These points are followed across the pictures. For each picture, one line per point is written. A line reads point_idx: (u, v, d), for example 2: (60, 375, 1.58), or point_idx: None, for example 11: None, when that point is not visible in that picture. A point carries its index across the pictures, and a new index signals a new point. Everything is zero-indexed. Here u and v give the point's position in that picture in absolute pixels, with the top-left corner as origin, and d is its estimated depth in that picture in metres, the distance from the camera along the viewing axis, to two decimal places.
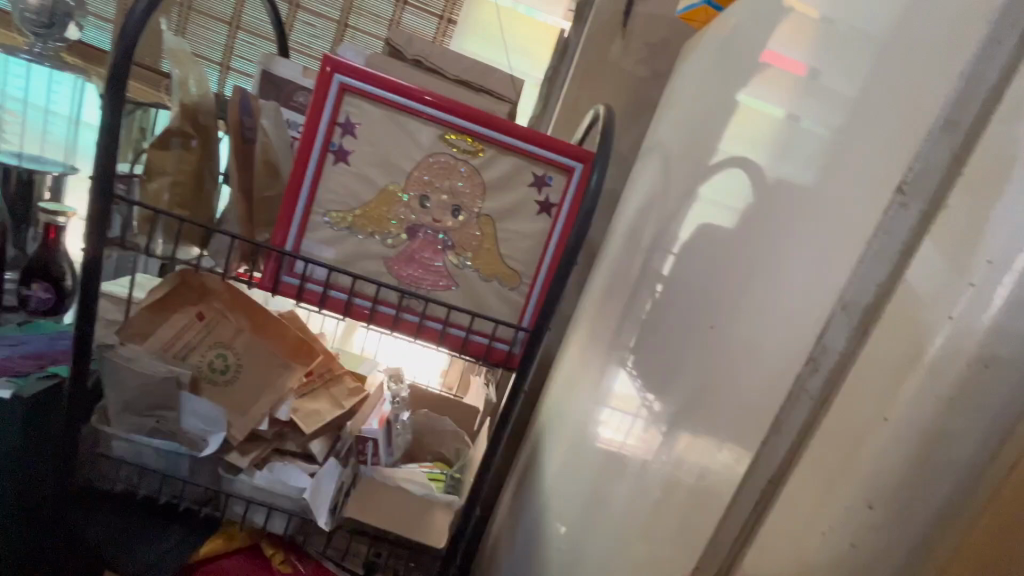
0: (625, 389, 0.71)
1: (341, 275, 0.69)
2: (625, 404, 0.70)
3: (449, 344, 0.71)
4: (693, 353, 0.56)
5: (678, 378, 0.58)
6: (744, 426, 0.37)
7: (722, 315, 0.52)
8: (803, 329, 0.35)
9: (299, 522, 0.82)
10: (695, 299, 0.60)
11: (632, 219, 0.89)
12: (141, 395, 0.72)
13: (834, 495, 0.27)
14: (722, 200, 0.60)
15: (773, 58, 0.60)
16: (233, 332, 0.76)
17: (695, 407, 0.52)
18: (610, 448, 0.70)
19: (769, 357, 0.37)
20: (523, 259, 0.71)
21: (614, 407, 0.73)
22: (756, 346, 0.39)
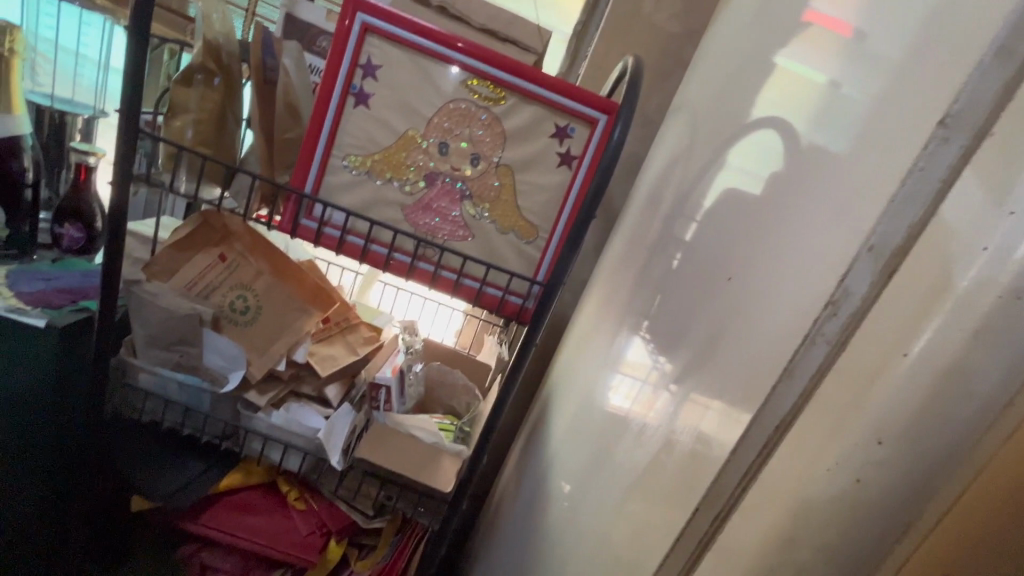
0: (640, 357, 0.69)
1: (359, 221, 0.69)
2: (636, 370, 0.69)
3: (463, 295, 0.71)
4: (709, 307, 0.56)
5: (690, 337, 0.57)
6: (756, 372, 0.37)
7: (743, 266, 0.51)
8: (825, 273, 0.34)
9: (313, 462, 0.85)
10: (715, 253, 0.59)
11: (655, 182, 0.87)
12: (166, 330, 0.75)
13: (846, 430, 0.27)
14: (753, 162, 0.58)
15: (815, 17, 0.56)
16: (253, 274, 0.78)
17: (707, 361, 0.51)
18: (617, 414, 0.70)
19: (788, 302, 0.36)
20: (541, 212, 0.70)
21: (624, 373, 0.73)
22: (776, 292, 0.38)
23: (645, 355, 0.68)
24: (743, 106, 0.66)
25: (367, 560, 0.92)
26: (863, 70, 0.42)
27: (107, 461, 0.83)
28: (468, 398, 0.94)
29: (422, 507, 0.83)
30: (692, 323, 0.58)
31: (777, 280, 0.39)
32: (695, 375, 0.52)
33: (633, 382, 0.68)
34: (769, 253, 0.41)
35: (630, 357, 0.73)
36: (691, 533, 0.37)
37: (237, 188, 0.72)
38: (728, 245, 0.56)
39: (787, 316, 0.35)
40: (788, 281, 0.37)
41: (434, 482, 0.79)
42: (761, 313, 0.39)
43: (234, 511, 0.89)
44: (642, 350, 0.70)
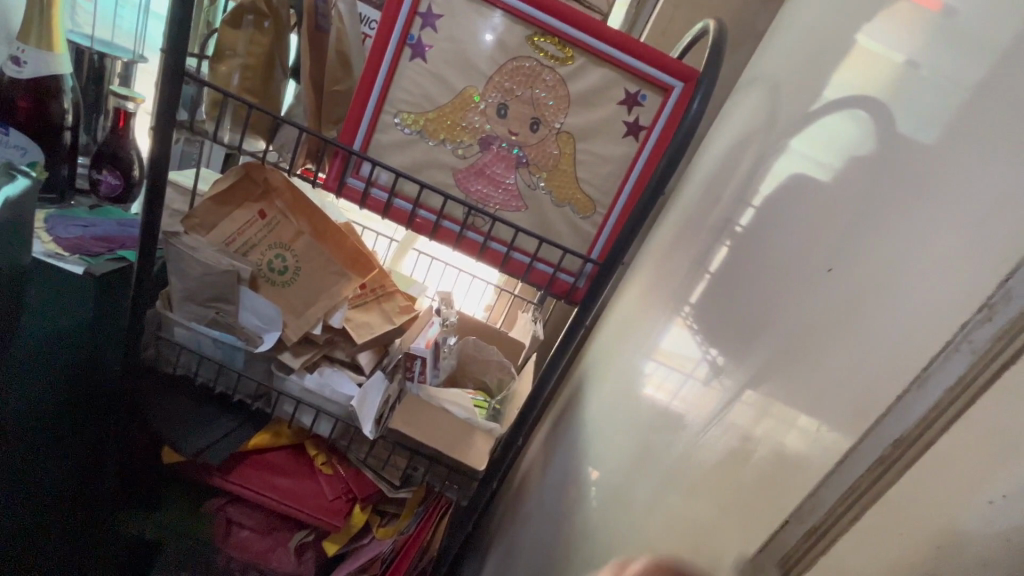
0: (684, 345, 0.66)
1: (407, 183, 0.66)
2: (680, 362, 0.66)
3: (511, 270, 0.67)
4: (795, 303, 0.45)
5: (760, 335, 0.50)
6: (876, 380, 0.33)
7: (847, 255, 0.41)
8: (975, 273, 0.30)
9: (344, 429, 0.83)
10: (806, 242, 0.48)
11: (719, 161, 0.81)
12: (204, 285, 0.73)
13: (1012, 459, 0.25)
14: (818, 146, 0.53)
15: None
16: (294, 233, 0.75)
17: (790, 372, 0.42)
18: (655, 405, 0.67)
19: (926, 302, 0.32)
20: (601, 185, 0.65)
21: (664, 362, 0.70)
22: (905, 291, 0.34)
23: (692, 345, 0.64)
24: (826, 81, 0.60)
25: (390, 528, 0.91)
26: (962, 48, 0.38)
27: (139, 412, 0.82)
28: (501, 375, 0.91)
29: (450, 481, 0.81)
30: (768, 317, 0.50)
31: (909, 275, 0.34)
32: (753, 368, 0.48)
33: (671, 374, 0.66)
34: (896, 243, 0.36)
35: (672, 347, 0.69)
36: (779, 544, 0.34)
37: (281, 142, 0.69)
38: (826, 232, 0.45)
39: (925, 320, 0.31)
40: (923, 279, 0.33)
41: (466, 459, 0.77)
42: (884, 312, 0.35)
43: (260, 471, 0.89)
44: (686, 336, 0.67)
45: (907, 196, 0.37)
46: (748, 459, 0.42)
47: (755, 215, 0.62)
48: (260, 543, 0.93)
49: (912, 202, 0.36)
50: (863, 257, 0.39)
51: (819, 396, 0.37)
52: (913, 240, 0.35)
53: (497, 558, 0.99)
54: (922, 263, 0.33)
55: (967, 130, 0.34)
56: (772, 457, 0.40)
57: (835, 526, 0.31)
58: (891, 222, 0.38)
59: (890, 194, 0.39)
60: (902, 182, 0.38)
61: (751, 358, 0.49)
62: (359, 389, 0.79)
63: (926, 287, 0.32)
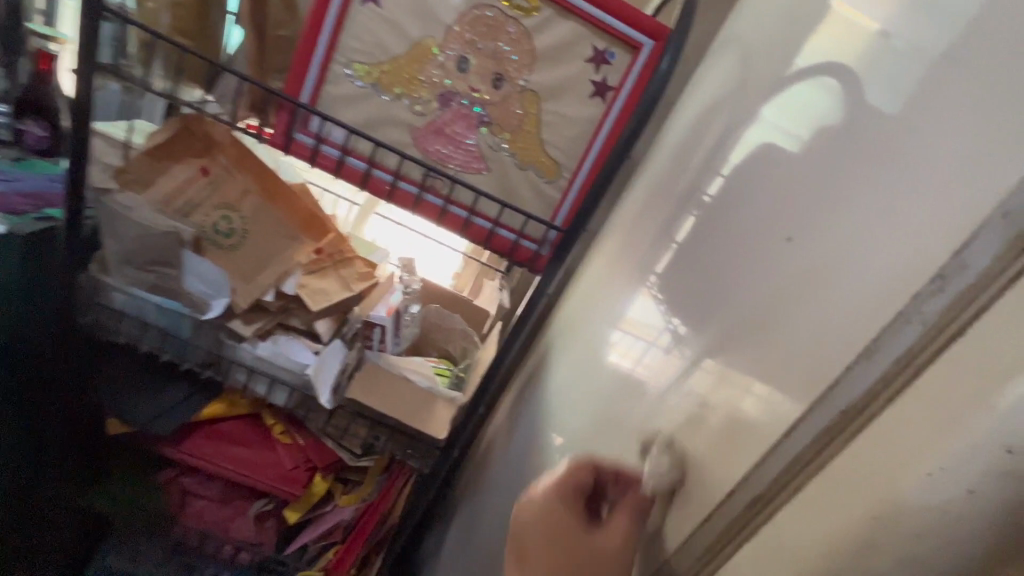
0: (646, 314, 0.66)
1: (362, 141, 0.61)
2: (641, 331, 0.66)
3: (473, 235, 0.65)
4: (756, 275, 0.44)
5: (722, 307, 0.49)
6: (826, 352, 0.33)
7: (807, 225, 0.39)
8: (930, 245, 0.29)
9: (300, 398, 0.81)
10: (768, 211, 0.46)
11: (689, 126, 0.78)
12: (142, 247, 0.68)
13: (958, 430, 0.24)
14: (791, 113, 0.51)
15: None
16: (240, 193, 0.70)
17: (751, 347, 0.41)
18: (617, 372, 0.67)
19: (882, 272, 0.31)
20: (566, 148, 0.63)
21: (627, 330, 0.70)
22: (862, 262, 0.33)
23: (653, 314, 0.64)
24: (798, 43, 0.57)
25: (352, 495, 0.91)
26: None
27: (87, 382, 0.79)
28: (465, 344, 0.90)
29: (412, 450, 0.80)
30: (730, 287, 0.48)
31: (867, 246, 0.33)
32: (712, 339, 0.47)
33: (636, 343, 0.66)
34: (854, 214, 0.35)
35: (636, 315, 0.69)
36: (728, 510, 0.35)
37: (222, 92, 0.63)
38: (786, 202, 0.44)
39: (879, 292, 0.31)
40: (880, 250, 0.32)
41: (427, 428, 0.76)
42: (842, 284, 0.34)
43: (216, 440, 0.87)
44: (648, 305, 0.67)
45: (869, 167, 0.36)
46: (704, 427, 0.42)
47: (722, 184, 0.60)
48: (219, 511, 0.91)
49: (875, 170, 0.35)
50: (823, 227, 0.38)
51: (775, 366, 0.37)
52: (873, 210, 0.34)
53: (461, 522, 1.00)
54: (883, 234, 0.32)
55: (933, 100, 0.32)
56: (730, 420, 0.40)
57: (782, 490, 0.32)
58: (849, 194, 0.36)
59: (852, 164, 0.37)
60: (863, 151, 0.36)
61: (714, 328, 0.48)
62: (316, 363, 0.76)
63: (884, 259, 0.31)
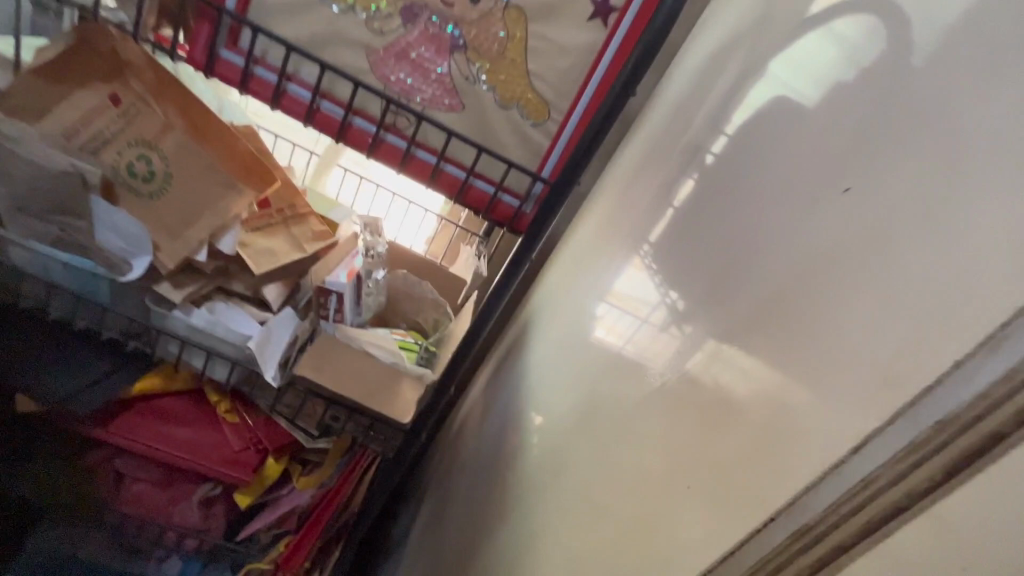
0: (635, 286, 0.58)
1: (306, 63, 0.50)
2: (629, 304, 0.57)
3: (443, 187, 0.54)
4: (786, 242, 0.32)
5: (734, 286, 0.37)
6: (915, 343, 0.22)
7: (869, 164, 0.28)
8: None
9: (245, 374, 0.71)
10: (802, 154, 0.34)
11: (698, 67, 0.67)
12: (37, 191, 0.56)
13: None
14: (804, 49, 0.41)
15: None
16: (161, 129, 0.58)
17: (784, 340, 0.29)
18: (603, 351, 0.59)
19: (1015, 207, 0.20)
20: (558, 84, 0.52)
21: (613, 304, 0.62)
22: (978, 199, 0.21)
23: (645, 285, 0.56)
24: None
25: (311, 477, 0.82)
26: None
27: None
28: (437, 315, 0.80)
29: (374, 433, 0.71)
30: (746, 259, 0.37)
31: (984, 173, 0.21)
32: (724, 328, 0.36)
33: (623, 317, 0.57)
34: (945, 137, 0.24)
35: (623, 286, 0.61)
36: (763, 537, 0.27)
37: None
38: (830, 140, 0.32)
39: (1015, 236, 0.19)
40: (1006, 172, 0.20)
41: (390, 410, 0.67)
42: (931, 248, 0.22)
43: (151, 419, 0.76)
44: (637, 275, 0.59)
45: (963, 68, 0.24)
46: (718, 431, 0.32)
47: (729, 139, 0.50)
48: (159, 496, 0.82)
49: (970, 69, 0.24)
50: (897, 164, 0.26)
51: (828, 366, 0.25)
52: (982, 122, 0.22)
53: (431, 506, 0.93)
54: (998, 167, 0.21)
55: None
56: (755, 430, 0.29)
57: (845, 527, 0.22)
58: (936, 118, 0.24)
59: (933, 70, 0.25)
60: (960, 53, 0.24)
61: (727, 314, 0.36)
62: (263, 330, 0.65)
63: (1000, 202, 0.20)
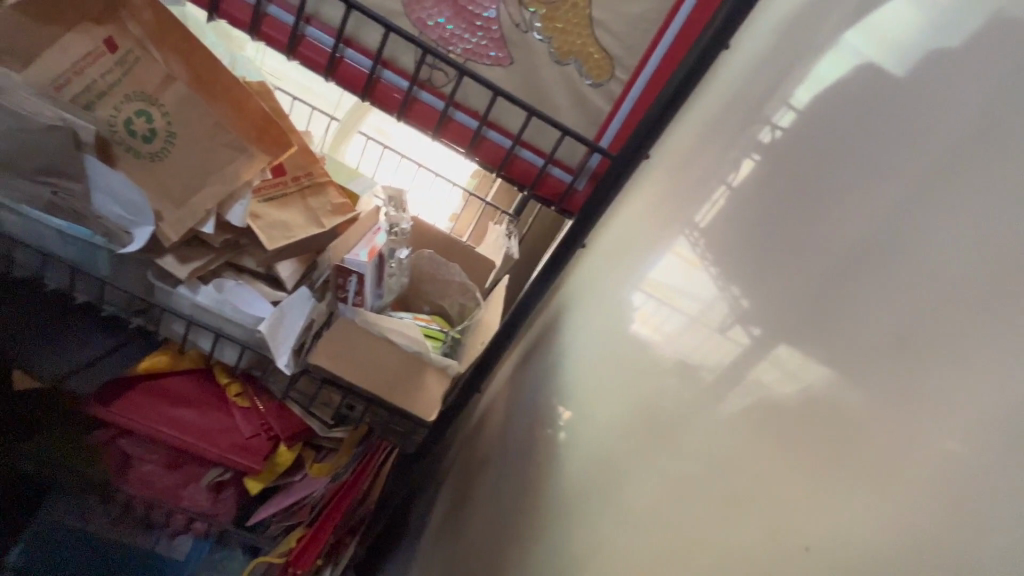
0: (673, 274, 0.52)
1: (327, 2, 0.42)
2: (665, 293, 0.51)
3: (484, 157, 0.47)
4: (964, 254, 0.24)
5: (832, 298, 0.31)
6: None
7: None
8: None
9: (255, 358, 0.65)
10: (951, 129, 0.28)
11: (770, 19, 0.57)
12: (24, 149, 0.49)
13: None
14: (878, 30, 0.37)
15: None
16: (162, 81, 0.50)
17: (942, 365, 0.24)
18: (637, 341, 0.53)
19: None
20: (626, 36, 0.43)
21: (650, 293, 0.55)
22: None
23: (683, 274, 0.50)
24: None
25: (324, 465, 0.76)
26: None
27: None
28: (464, 301, 0.73)
29: (394, 428, 0.65)
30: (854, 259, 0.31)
31: None
32: (824, 344, 0.30)
33: (660, 307, 0.51)
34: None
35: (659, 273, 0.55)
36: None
37: None
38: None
39: None
40: None
41: (412, 405, 0.61)
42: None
43: (157, 399, 0.71)
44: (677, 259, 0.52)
45: None
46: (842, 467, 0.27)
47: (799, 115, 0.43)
48: (168, 478, 0.78)
49: None
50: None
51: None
52: None
53: (449, 499, 0.88)
54: None
55: None
56: (906, 501, 0.23)
57: None
58: None
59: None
60: None
61: (817, 328, 0.31)
62: (273, 315, 0.59)
63: None
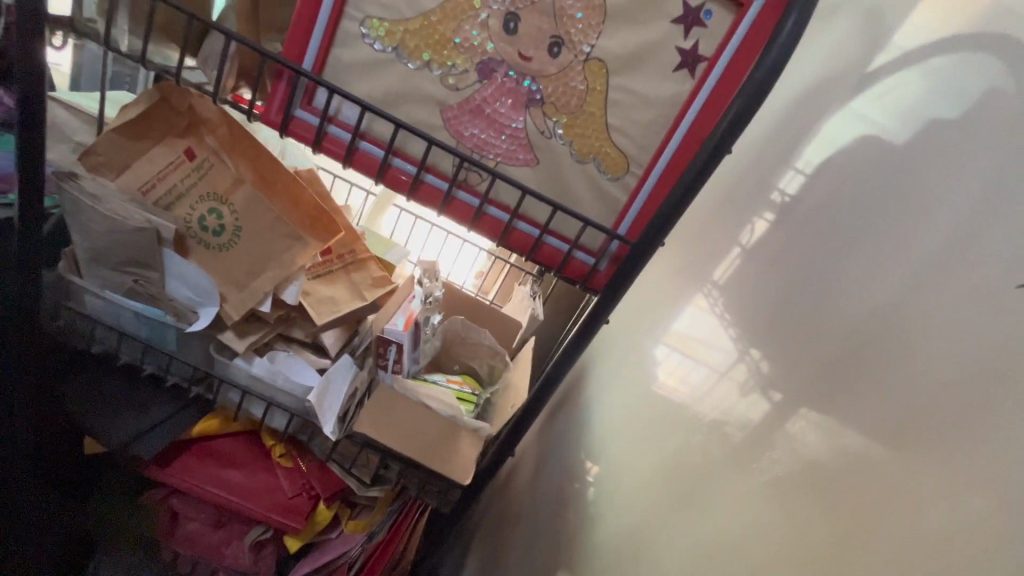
0: (697, 327, 0.57)
1: (379, 122, 0.49)
2: (690, 347, 0.57)
3: (514, 244, 0.52)
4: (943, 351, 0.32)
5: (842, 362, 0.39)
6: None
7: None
8: None
9: (302, 422, 0.70)
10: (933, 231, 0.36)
11: (770, 105, 0.62)
12: (113, 246, 0.57)
13: None
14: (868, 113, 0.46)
15: None
16: (232, 182, 0.58)
17: (952, 431, 0.30)
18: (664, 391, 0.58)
19: None
20: (639, 138, 0.49)
21: (674, 346, 0.60)
22: None
23: (705, 329, 0.55)
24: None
25: (360, 522, 0.79)
26: None
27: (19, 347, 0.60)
28: (492, 362, 0.78)
29: (430, 488, 0.68)
30: (864, 342, 0.38)
31: None
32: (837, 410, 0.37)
33: (685, 358, 0.57)
34: None
35: (682, 327, 0.60)
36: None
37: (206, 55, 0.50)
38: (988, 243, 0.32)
39: None
40: None
41: (448, 469, 0.64)
42: None
43: (209, 461, 0.76)
44: (698, 315, 0.58)
45: None
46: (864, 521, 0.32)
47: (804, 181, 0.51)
48: (212, 536, 0.81)
49: None
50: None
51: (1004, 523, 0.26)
52: None
53: (480, 553, 0.90)
54: None
55: None
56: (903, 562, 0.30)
57: None
58: None
59: None
60: None
61: (836, 395, 0.38)
62: (322, 400, 0.63)
63: None
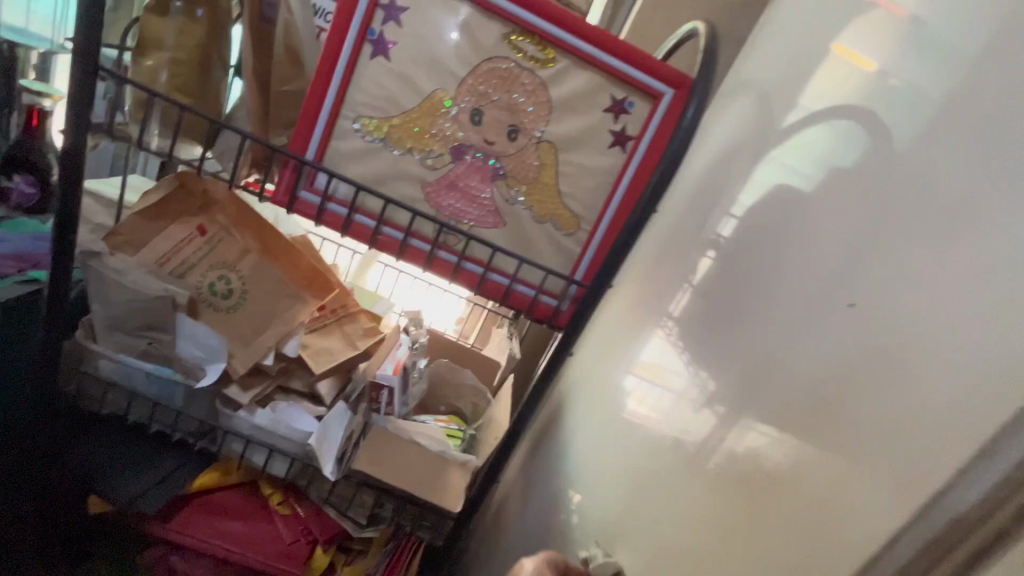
0: (660, 357, 0.63)
1: (370, 198, 0.58)
2: (656, 375, 0.62)
3: (488, 293, 0.61)
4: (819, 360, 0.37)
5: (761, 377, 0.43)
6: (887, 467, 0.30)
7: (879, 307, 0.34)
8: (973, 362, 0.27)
9: (300, 467, 0.75)
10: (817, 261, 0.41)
11: (700, 166, 0.73)
12: (131, 313, 0.63)
13: None
14: (792, 172, 0.50)
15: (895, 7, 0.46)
16: (239, 252, 0.66)
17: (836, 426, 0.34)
18: (632, 419, 0.64)
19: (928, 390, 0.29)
20: (586, 201, 0.60)
21: (642, 376, 0.66)
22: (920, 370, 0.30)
23: (668, 356, 0.61)
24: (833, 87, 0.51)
25: (357, 566, 0.83)
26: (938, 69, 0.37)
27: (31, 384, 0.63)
28: (476, 400, 0.85)
29: (423, 521, 0.74)
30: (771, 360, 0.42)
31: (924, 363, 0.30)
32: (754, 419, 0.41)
33: (653, 385, 0.62)
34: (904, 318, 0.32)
35: (648, 358, 0.66)
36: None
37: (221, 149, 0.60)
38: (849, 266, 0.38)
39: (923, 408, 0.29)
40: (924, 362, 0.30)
41: (439, 500, 0.70)
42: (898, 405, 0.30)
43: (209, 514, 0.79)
44: (660, 346, 0.64)
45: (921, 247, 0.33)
46: (786, 499, 0.35)
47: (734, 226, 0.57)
48: None
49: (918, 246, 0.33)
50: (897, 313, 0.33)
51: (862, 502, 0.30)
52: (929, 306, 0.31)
53: None
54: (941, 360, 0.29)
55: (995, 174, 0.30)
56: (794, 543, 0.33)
57: None
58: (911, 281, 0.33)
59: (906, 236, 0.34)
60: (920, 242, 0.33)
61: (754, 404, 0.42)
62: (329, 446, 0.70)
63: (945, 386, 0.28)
